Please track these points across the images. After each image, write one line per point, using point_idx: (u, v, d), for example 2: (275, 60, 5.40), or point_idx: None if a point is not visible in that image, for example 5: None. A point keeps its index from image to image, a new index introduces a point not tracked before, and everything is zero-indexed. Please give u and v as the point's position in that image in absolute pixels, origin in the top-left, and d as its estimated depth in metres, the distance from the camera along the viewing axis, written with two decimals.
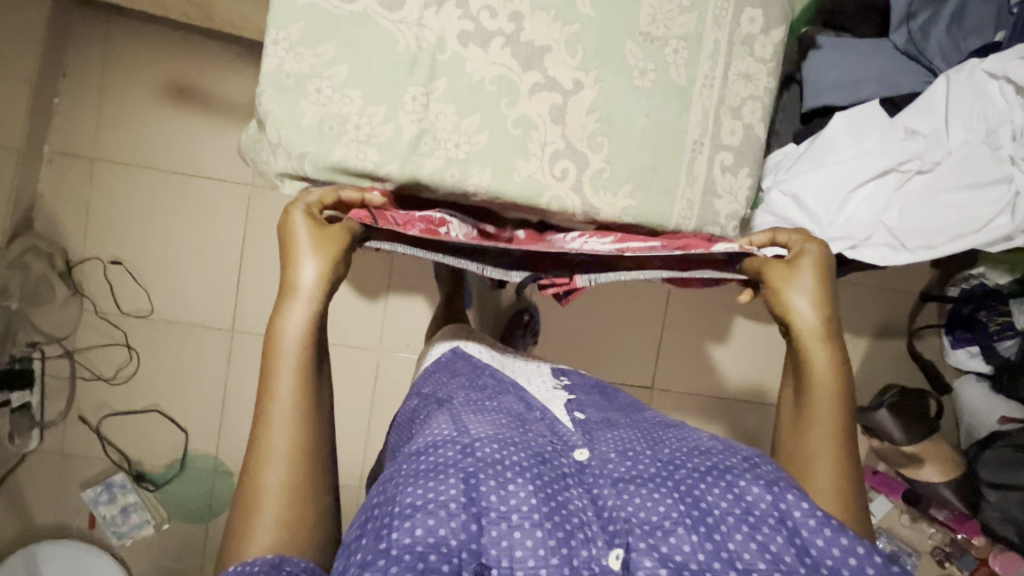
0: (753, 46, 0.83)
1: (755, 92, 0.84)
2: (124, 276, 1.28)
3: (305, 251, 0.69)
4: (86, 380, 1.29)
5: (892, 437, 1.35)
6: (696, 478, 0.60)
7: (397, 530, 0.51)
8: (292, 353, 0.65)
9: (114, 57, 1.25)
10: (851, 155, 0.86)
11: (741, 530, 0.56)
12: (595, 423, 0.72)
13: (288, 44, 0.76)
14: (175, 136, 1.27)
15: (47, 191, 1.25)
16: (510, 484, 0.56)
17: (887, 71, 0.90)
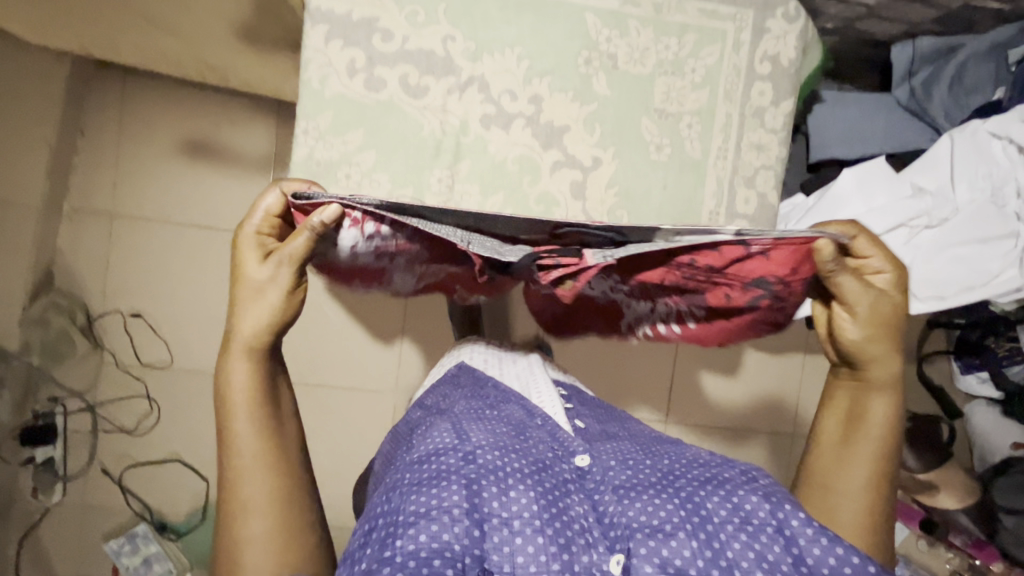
0: (764, 118, 0.86)
1: (766, 162, 0.87)
2: (143, 328, 1.30)
3: (263, 304, 0.68)
4: (108, 433, 1.30)
5: (908, 466, 1.39)
6: (694, 486, 0.60)
7: (401, 537, 0.52)
8: (249, 414, 0.67)
9: (130, 115, 1.27)
10: (862, 212, 0.89)
11: (739, 537, 0.56)
12: (595, 434, 0.73)
13: (318, 133, 0.78)
14: (191, 190, 1.30)
15: (65, 248, 1.27)
16: (511, 491, 0.57)
17: (892, 126, 0.95)
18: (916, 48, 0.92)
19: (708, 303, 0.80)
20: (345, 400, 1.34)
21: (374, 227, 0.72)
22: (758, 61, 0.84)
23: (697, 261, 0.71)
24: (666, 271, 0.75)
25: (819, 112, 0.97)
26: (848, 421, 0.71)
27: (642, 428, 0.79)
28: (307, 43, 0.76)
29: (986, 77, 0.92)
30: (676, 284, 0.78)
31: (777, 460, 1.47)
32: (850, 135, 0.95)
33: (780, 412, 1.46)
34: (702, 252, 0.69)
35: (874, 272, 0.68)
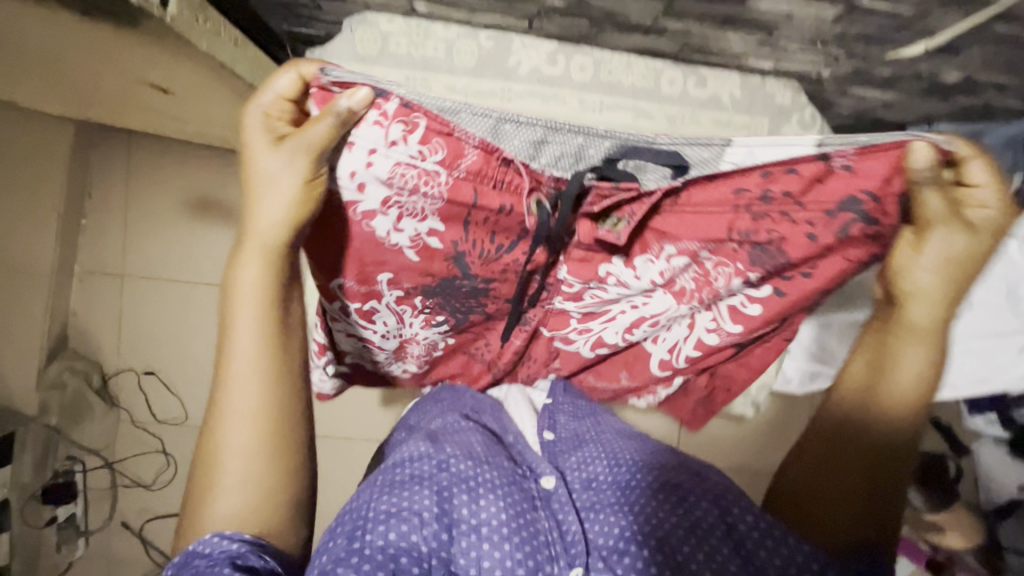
0: None
1: None
2: (158, 386, 1.32)
3: (271, 195, 0.62)
4: (127, 487, 1.33)
5: (916, 506, 1.40)
6: (629, 499, 0.66)
7: (369, 532, 0.55)
8: (248, 309, 0.62)
9: (137, 177, 1.27)
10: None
11: (689, 541, 0.60)
12: (563, 445, 0.79)
13: None
14: (198, 249, 1.30)
15: (80, 308, 1.29)
16: (482, 499, 0.62)
17: None
18: (929, 133, 0.93)
19: (775, 265, 0.70)
20: (356, 455, 1.35)
21: (416, 150, 0.64)
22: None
23: (770, 192, 0.64)
24: (722, 216, 0.67)
25: None
26: (872, 372, 0.69)
27: (610, 424, 0.85)
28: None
29: (1004, 168, 0.87)
30: (725, 233, 0.69)
31: None
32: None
33: None
34: (775, 173, 0.63)
35: (978, 206, 0.59)
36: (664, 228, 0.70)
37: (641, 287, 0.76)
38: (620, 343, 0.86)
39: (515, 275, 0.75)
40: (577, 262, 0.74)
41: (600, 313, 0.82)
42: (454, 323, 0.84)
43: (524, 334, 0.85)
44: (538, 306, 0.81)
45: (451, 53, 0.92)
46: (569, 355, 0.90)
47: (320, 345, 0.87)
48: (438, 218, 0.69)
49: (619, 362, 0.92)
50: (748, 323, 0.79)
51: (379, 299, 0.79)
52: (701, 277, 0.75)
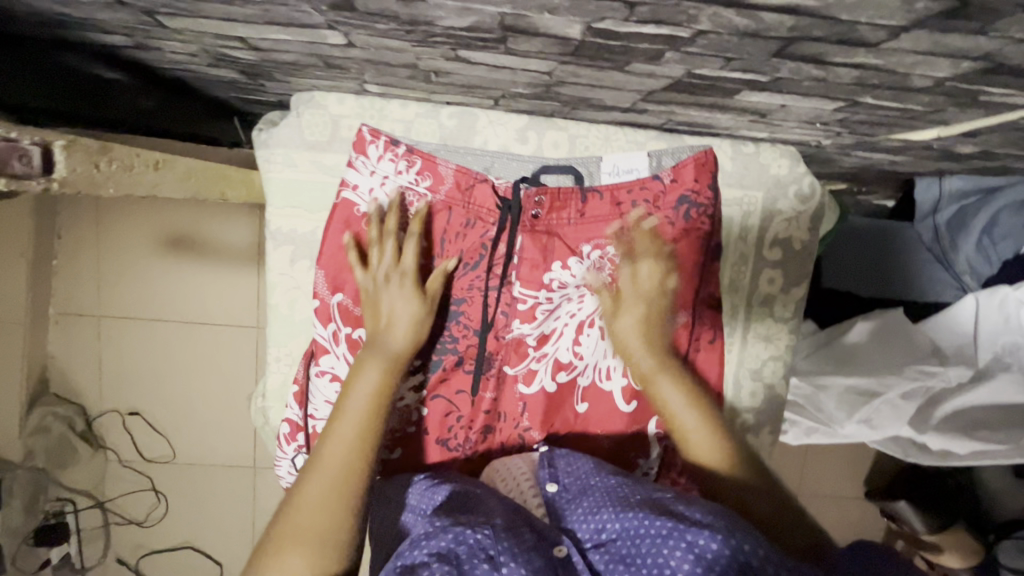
0: (773, 306, 0.77)
1: (776, 353, 0.78)
2: (143, 426, 1.30)
3: (402, 322, 0.63)
4: (120, 525, 1.33)
5: (915, 527, 1.34)
6: (658, 543, 0.49)
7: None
8: (361, 410, 0.59)
9: (106, 217, 1.22)
10: (880, 372, 0.80)
11: None
12: (571, 493, 0.60)
13: (291, 358, 0.75)
14: (175, 287, 1.25)
15: (58, 352, 1.26)
16: (504, 570, 0.48)
17: (912, 274, 0.88)
18: (943, 186, 0.84)
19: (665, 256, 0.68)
20: None
21: (412, 176, 0.68)
22: (766, 246, 0.75)
23: (637, 201, 0.68)
24: (611, 220, 0.67)
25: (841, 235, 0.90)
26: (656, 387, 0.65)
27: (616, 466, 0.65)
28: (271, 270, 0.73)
29: None
30: (632, 238, 0.67)
31: None
32: (860, 281, 0.90)
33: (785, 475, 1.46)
34: (641, 183, 0.68)
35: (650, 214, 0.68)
36: (579, 238, 0.67)
37: (572, 289, 0.68)
38: (576, 371, 0.70)
39: (481, 293, 0.67)
40: (529, 263, 0.66)
41: (551, 332, 0.69)
42: (431, 370, 0.68)
43: (492, 384, 0.69)
44: (496, 336, 0.68)
45: (408, 133, 0.72)
46: (535, 402, 0.70)
47: (293, 424, 0.71)
48: (424, 233, 0.67)
49: (607, 414, 0.72)
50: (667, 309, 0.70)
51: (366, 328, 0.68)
52: (614, 272, 0.68)
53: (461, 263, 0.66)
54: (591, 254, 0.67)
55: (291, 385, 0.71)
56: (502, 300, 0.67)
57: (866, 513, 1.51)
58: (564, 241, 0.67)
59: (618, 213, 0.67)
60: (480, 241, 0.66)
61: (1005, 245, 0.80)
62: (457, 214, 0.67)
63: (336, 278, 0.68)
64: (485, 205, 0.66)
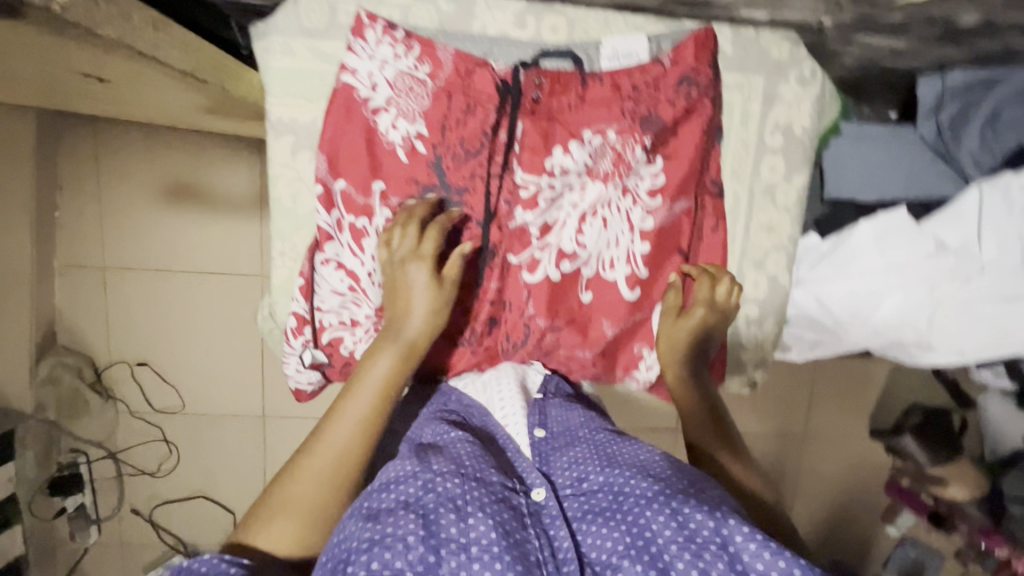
0: (775, 195, 0.82)
1: (778, 243, 0.83)
2: (151, 377, 1.31)
3: (417, 314, 0.70)
4: (133, 475, 1.34)
5: (917, 460, 1.38)
6: (641, 505, 0.56)
7: (352, 564, 0.50)
8: (369, 393, 0.67)
9: (106, 164, 1.21)
10: (878, 269, 0.78)
11: (682, 556, 0.52)
12: (554, 442, 0.68)
13: (294, 253, 0.82)
14: (179, 235, 1.25)
15: (64, 305, 1.26)
16: (470, 517, 0.54)
17: (915, 171, 0.80)
18: (946, 81, 0.75)
19: (659, 134, 0.75)
20: None
21: (416, 66, 0.74)
22: (768, 133, 0.81)
23: (635, 84, 0.74)
24: (609, 105, 0.73)
25: (833, 154, 0.84)
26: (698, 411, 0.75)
27: (607, 419, 0.73)
28: (274, 161, 0.78)
29: None
30: (632, 121, 0.74)
31: (787, 457, 1.49)
32: (864, 184, 0.82)
33: (790, 416, 1.47)
34: (636, 68, 0.74)
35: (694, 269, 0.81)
36: (574, 124, 0.73)
37: (575, 176, 0.75)
38: (580, 261, 0.77)
39: (483, 183, 0.73)
40: (531, 150, 0.73)
41: (554, 222, 0.76)
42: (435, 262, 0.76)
43: (499, 274, 0.76)
44: (499, 224, 0.75)
45: (407, 20, 0.78)
46: (540, 288, 0.77)
47: (301, 319, 0.79)
48: (426, 123, 0.73)
49: (608, 306, 0.79)
50: (667, 194, 0.77)
51: (370, 217, 0.75)
52: (615, 158, 0.75)
53: (466, 149, 0.73)
54: (589, 140, 0.74)
55: (298, 279, 0.79)
56: (506, 188, 0.74)
57: (873, 452, 1.52)
58: (563, 127, 0.73)
59: (613, 99, 0.73)
60: (484, 128, 0.73)
61: (1009, 136, 0.72)
62: (464, 103, 0.73)
63: (346, 169, 0.75)
64: (488, 92, 0.72)
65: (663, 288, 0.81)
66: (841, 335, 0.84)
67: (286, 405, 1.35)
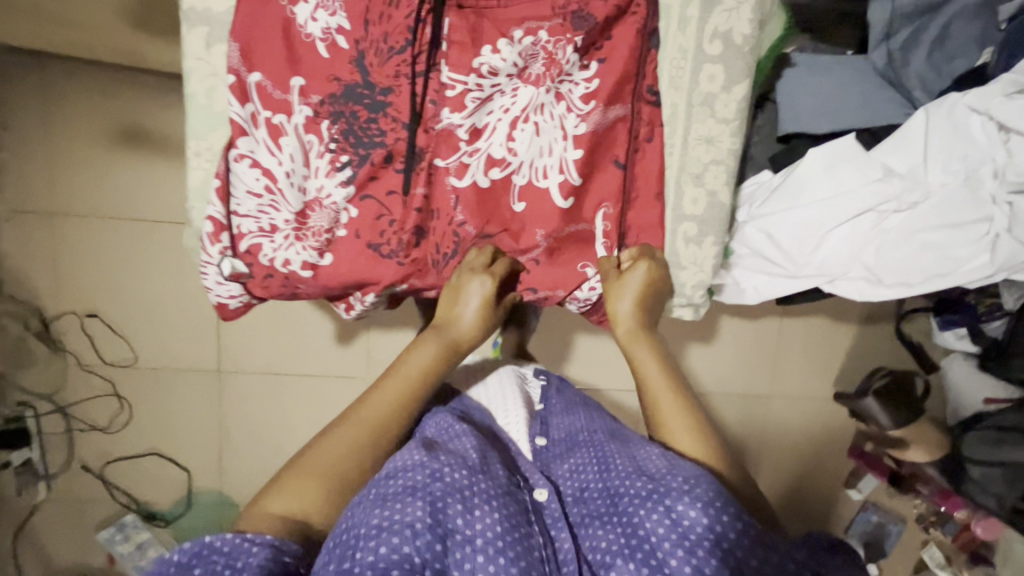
0: (714, 105, 0.78)
1: (717, 156, 0.80)
2: (102, 328, 1.27)
3: (469, 313, 0.81)
4: (83, 431, 1.31)
5: (879, 422, 1.34)
6: (637, 504, 0.61)
7: (361, 549, 0.54)
8: (408, 378, 0.75)
9: (51, 104, 1.16)
10: (827, 198, 0.77)
11: (676, 553, 0.55)
12: (556, 452, 0.75)
13: (211, 153, 0.79)
14: (129, 181, 1.21)
15: (9, 252, 1.22)
16: (477, 509, 0.58)
17: (867, 99, 0.80)
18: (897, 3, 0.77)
19: (591, 35, 0.75)
20: (315, 390, 1.33)
21: None
22: (707, 40, 0.75)
23: None
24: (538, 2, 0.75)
25: (786, 81, 0.82)
26: (663, 374, 0.78)
27: (606, 425, 0.80)
28: (185, 52, 0.74)
29: (972, 39, 0.77)
30: (563, 21, 0.75)
31: (751, 420, 1.49)
32: (820, 114, 0.80)
33: (753, 377, 1.46)
34: None
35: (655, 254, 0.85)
36: (502, 23, 0.76)
37: (504, 75, 0.77)
38: (509, 168, 0.80)
39: (408, 84, 0.75)
40: (459, 46, 0.76)
41: (484, 127, 0.79)
42: (359, 164, 0.77)
43: (428, 178, 0.80)
44: (427, 127, 0.78)
45: None
46: (467, 194, 0.80)
47: (218, 225, 0.79)
48: (349, 16, 0.74)
49: (535, 216, 0.82)
50: (600, 101, 0.78)
51: (289, 114, 0.76)
52: (547, 59, 0.76)
53: (389, 44, 0.74)
54: (516, 41, 0.76)
55: (213, 181, 0.79)
56: (432, 88, 0.77)
57: (838, 416, 1.52)
58: (491, 26, 0.76)
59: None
60: (411, 25, 0.74)
61: (957, 62, 0.77)
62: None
63: (264, 62, 0.75)
64: None
65: (596, 201, 0.83)
66: (789, 271, 0.84)
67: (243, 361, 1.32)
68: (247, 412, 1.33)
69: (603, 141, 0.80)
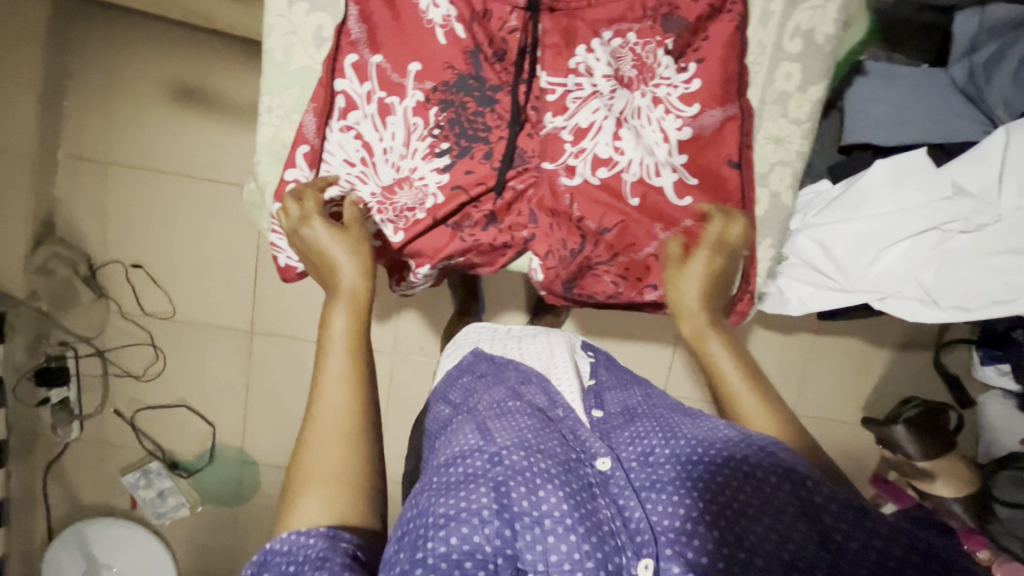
0: (788, 105, 0.77)
1: (784, 157, 0.79)
2: (145, 279, 1.30)
3: (340, 257, 0.69)
4: (118, 376, 1.35)
5: (907, 452, 1.28)
6: (716, 472, 0.55)
7: (431, 539, 0.49)
8: (337, 346, 0.63)
9: (115, 54, 1.19)
10: (889, 212, 0.77)
11: (761, 520, 0.51)
12: (615, 421, 0.69)
13: (283, 111, 0.77)
14: (179, 136, 1.23)
15: (64, 197, 1.25)
16: (541, 490, 0.54)
17: (942, 114, 0.78)
18: (987, 17, 0.76)
19: (684, 36, 0.73)
20: None
21: None
22: (788, 37, 0.75)
23: None
24: (630, 2, 0.73)
25: (857, 88, 0.81)
26: (742, 366, 0.65)
27: (666, 395, 0.73)
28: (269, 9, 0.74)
29: None
30: (654, 23, 0.73)
31: None
32: (884, 124, 0.79)
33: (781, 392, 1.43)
34: None
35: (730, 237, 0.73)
36: (593, 20, 0.74)
37: (601, 76, 0.73)
38: (617, 167, 0.74)
39: (512, 82, 0.73)
40: (554, 50, 0.73)
41: (589, 126, 0.73)
42: (459, 155, 0.73)
43: (531, 179, 0.75)
44: (529, 126, 0.74)
45: None
46: (581, 193, 0.74)
47: None
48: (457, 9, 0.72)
49: (643, 221, 0.75)
50: (704, 101, 0.73)
51: (401, 96, 0.73)
52: (638, 62, 0.74)
53: (487, 42, 0.72)
54: (603, 44, 0.73)
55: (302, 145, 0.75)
56: (528, 87, 0.73)
57: (863, 442, 1.48)
58: (582, 25, 0.73)
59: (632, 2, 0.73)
60: (508, 20, 0.72)
61: None
62: None
63: (383, 44, 0.73)
64: None
65: (713, 203, 0.75)
66: (842, 285, 0.82)
67: (275, 324, 1.34)
68: (274, 374, 1.36)
69: (718, 150, 0.75)
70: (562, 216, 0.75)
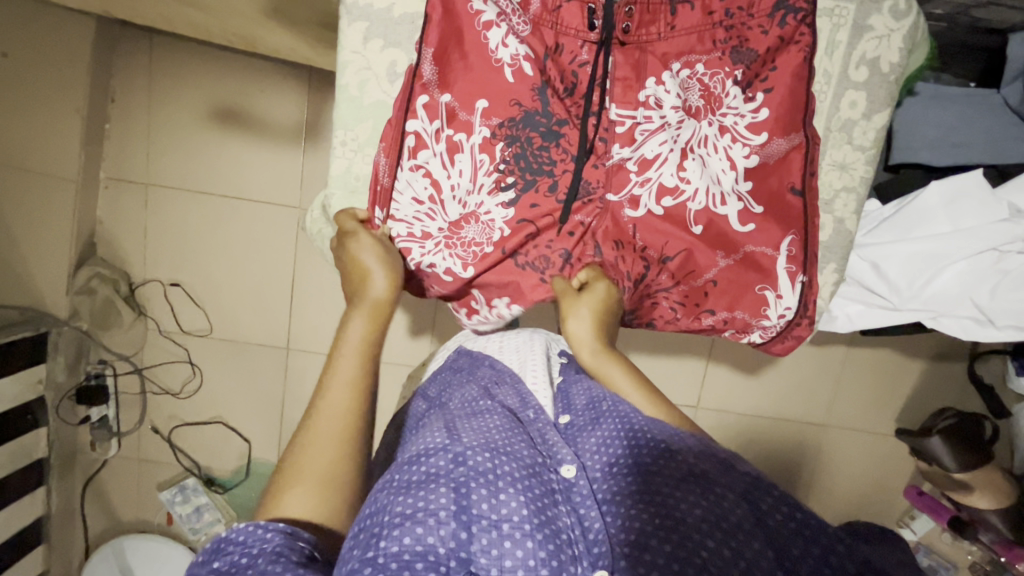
0: (853, 132, 0.81)
1: (850, 183, 0.83)
2: (184, 298, 1.31)
3: (373, 273, 0.73)
4: (156, 394, 1.36)
5: (943, 463, 1.23)
6: (673, 485, 0.56)
7: (385, 538, 0.49)
8: (352, 355, 0.66)
9: (160, 78, 1.21)
10: (946, 233, 0.81)
11: (713, 537, 0.52)
12: (582, 425, 0.68)
13: (356, 144, 0.81)
14: (221, 158, 1.24)
15: (106, 219, 1.27)
16: (502, 494, 0.55)
17: (996, 135, 0.82)
18: None
19: (753, 65, 0.76)
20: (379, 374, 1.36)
21: None
22: (853, 65, 0.79)
23: (730, 8, 0.75)
24: (699, 34, 0.76)
25: (908, 109, 0.85)
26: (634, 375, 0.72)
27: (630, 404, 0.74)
28: (345, 45, 0.77)
29: None
30: (723, 54, 0.76)
31: (807, 447, 1.46)
32: (935, 146, 0.83)
33: (814, 403, 1.43)
34: None
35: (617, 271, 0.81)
36: (659, 53, 0.76)
37: (669, 109, 0.77)
38: (683, 196, 0.79)
39: (580, 118, 0.77)
40: (624, 83, 0.77)
41: (654, 157, 0.78)
42: (523, 189, 0.78)
43: (596, 210, 0.80)
44: (597, 160, 0.78)
45: None
46: (645, 223, 0.80)
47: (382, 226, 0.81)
48: (529, 49, 0.75)
49: (705, 247, 0.81)
50: (774, 129, 0.77)
51: (468, 133, 0.77)
52: (705, 93, 0.77)
53: (555, 79, 0.76)
54: (671, 77, 0.76)
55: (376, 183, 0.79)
56: (598, 122, 0.77)
57: (895, 452, 1.47)
58: (654, 58, 0.76)
59: (701, 35, 0.76)
60: (579, 56, 0.76)
61: None
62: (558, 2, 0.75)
63: (452, 82, 0.76)
64: (572, 12, 0.75)
65: (778, 229, 0.81)
66: (895, 302, 0.87)
67: (312, 340, 1.35)
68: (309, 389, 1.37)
69: (784, 175, 0.80)
70: (627, 245, 0.81)
